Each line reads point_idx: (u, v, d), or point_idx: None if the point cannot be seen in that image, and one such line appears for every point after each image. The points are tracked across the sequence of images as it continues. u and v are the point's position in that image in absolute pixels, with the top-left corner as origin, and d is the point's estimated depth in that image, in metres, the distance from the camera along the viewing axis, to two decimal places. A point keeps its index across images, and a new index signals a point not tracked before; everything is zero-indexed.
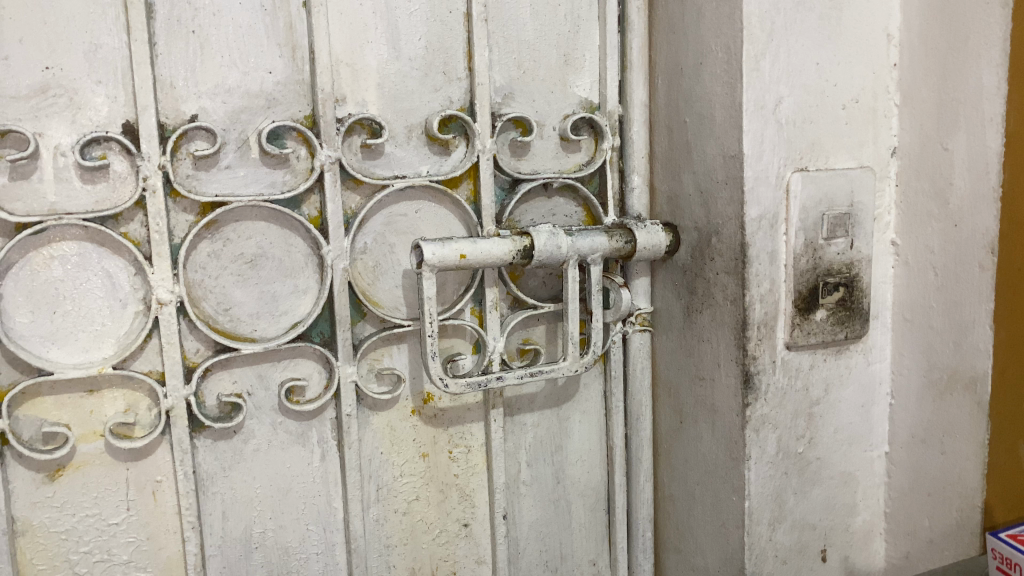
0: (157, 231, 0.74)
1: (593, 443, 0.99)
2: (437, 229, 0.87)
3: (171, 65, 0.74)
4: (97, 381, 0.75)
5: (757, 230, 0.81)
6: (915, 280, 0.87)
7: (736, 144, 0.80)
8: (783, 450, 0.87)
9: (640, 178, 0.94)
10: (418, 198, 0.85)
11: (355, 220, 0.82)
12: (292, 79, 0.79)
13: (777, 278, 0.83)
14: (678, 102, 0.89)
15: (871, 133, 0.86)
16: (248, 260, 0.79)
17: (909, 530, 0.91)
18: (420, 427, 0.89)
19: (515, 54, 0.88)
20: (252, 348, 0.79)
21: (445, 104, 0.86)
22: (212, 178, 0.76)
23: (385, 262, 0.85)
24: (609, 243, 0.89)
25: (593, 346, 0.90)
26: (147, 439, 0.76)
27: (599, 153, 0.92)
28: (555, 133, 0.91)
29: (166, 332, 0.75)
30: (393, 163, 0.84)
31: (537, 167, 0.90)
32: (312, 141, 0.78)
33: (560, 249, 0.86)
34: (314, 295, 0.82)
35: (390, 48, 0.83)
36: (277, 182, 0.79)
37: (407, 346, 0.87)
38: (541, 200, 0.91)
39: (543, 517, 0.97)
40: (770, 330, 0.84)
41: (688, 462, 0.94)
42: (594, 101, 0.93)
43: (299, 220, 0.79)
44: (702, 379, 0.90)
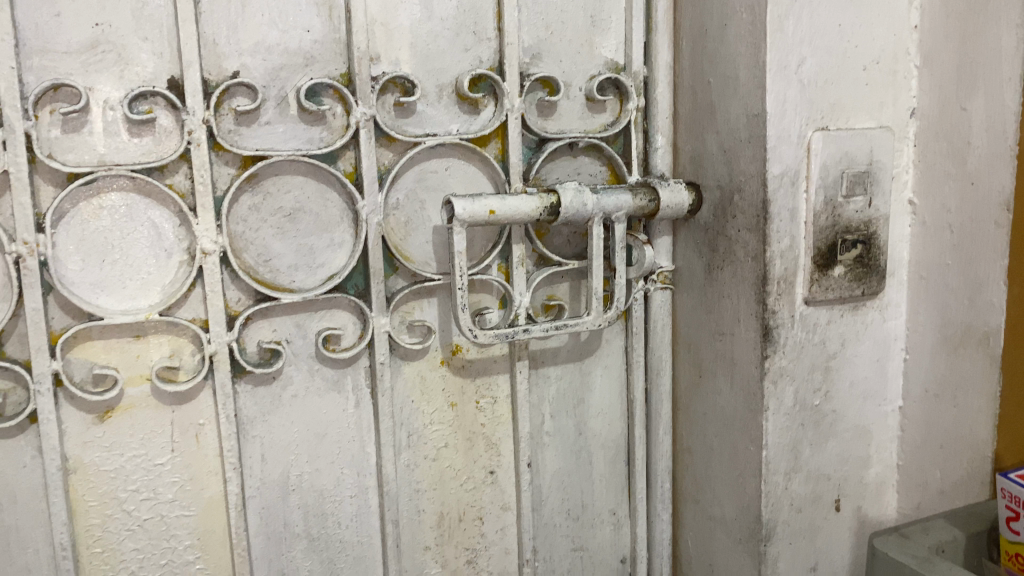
0: (202, 183, 0.77)
1: (614, 396, 1.02)
2: (466, 186, 0.90)
3: (214, 24, 0.77)
4: (144, 328, 0.79)
5: (779, 187, 0.84)
6: (931, 238, 0.89)
7: (759, 103, 0.82)
8: (800, 402, 0.90)
9: (664, 138, 0.96)
10: (448, 156, 0.88)
11: (389, 175, 0.84)
12: (329, 38, 0.82)
13: (797, 235, 0.86)
14: (702, 64, 0.91)
15: (891, 94, 0.88)
16: (287, 214, 0.82)
17: (921, 481, 0.94)
18: (449, 378, 0.92)
19: (543, 16, 0.90)
20: (291, 298, 0.82)
21: (475, 63, 0.88)
22: (252, 133, 0.79)
23: (417, 217, 0.88)
24: (633, 201, 0.92)
25: (616, 302, 0.93)
26: (192, 382, 0.79)
27: (623, 113, 0.94)
28: (581, 93, 0.93)
29: (209, 281, 0.79)
30: (424, 121, 0.86)
31: (563, 127, 0.93)
32: (348, 99, 0.81)
33: (585, 206, 0.88)
34: (349, 249, 0.85)
35: (422, 9, 0.85)
36: (314, 138, 0.82)
37: (438, 300, 0.90)
38: (567, 159, 0.94)
39: (566, 467, 1.00)
40: (789, 285, 0.87)
41: (707, 414, 0.97)
42: (620, 62, 0.95)
43: (335, 175, 0.82)
44: (722, 334, 0.93)
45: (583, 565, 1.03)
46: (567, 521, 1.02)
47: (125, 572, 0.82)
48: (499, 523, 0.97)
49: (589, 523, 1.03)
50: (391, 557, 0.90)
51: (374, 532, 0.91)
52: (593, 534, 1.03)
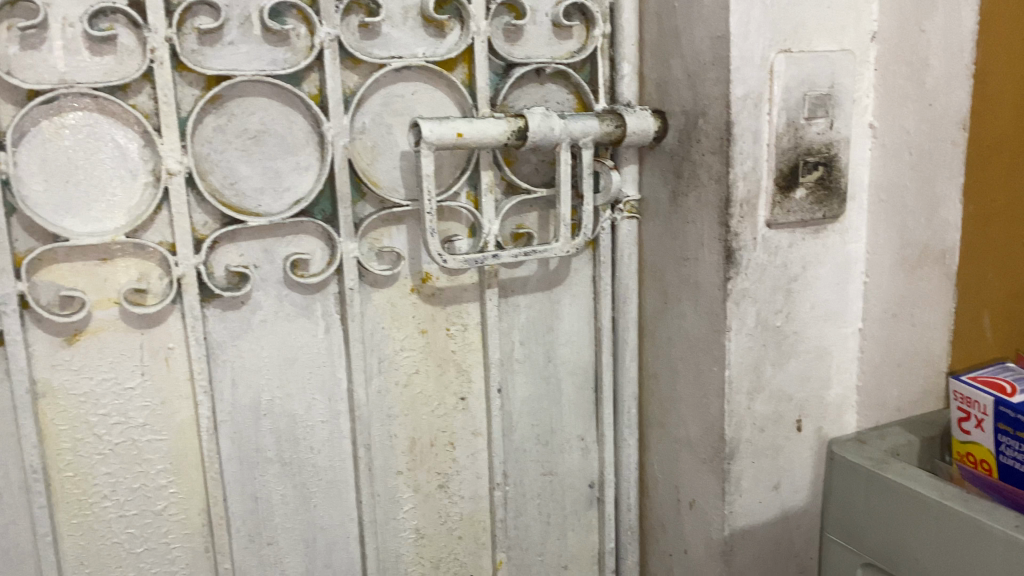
0: (165, 102, 0.76)
1: (582, 324, 1.04)
2: (433, 111, 0.90)
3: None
4: (111, 250, 0.78)
5: (742, 108, 0.85)
6: (890, 160, 0.91)
7: (723, 25, 0.83)
8: (763, 323, 0.92)
9: (629, 65, 0.97)
10: (415, 80, 0.88)
11: (355, 98, 0.84)
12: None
13: (760, 156, 0.87)
14: None
15: (853, 17, 0.89)
16: (252, 136, 0.82)
17: (878, 401, 0.97)
18: (419, 304, 0.93)
19: None
20: (259, 221, 0.82)
21: None
22: (216, 53, 0.79)
23: (383, 142, 0.88)
24: (600, 127, 0.92)
25: (583, 230, 0.94)
26: (160, 305, 0.79)
27: (590, 39, 0.95)
28: (548, 19, 0.93)
29: (175, 203, 0.78)
30: (390, 44, 0.86)
31: (529, 53, 0.93)
32: (312, 18, 0.80)
33: (552, 131, 0.89)
34: (316, 173, 0.85)
35: None
36: (278, 60, 0.81)
37: (406, 227, 0.91)
38: (534, 86, 0.94)
39: (535, 394, 1.02)
40: (752, 208, 0.88)
41: (672, 339, 0.99)
42: None
43: (300, 97, 0.82)
44: (686, 259, 0.95)
45: (553, 490, 1.06)
46: (537, 446, 1.03)
47: (98, 496, 0.82)
48: (469, 448, 0.99)
49: (559, 448, 1.05)
50: (363, 480, 0.91)
51: (346, 457, 0.92)
52: (562, 460, 1.05)
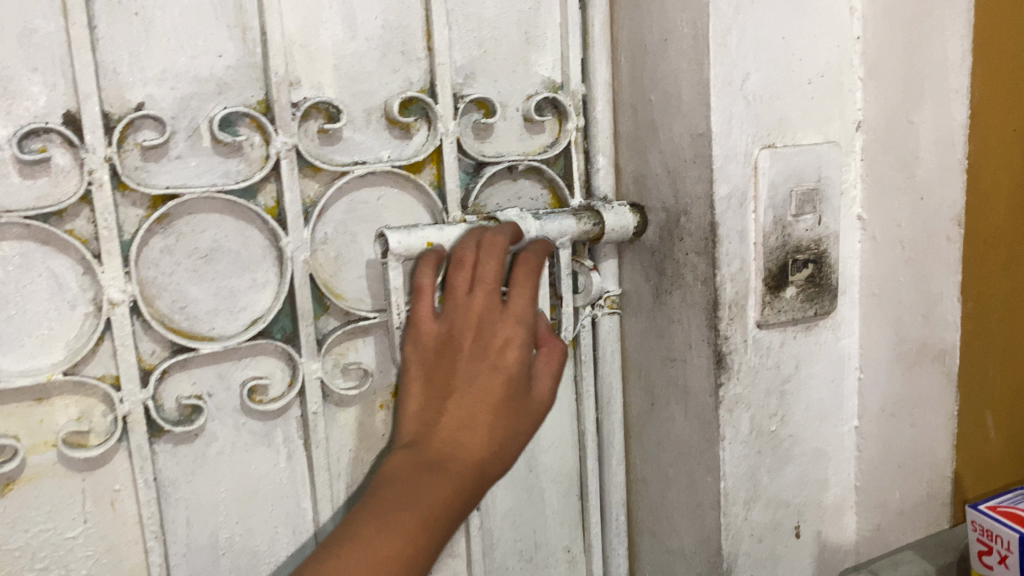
0: (106, 227, 0.69)
1: (565, 429, 0.98)
2: (400, 216, 0.84)
3: (114, 51, 0.70)
4: (48, 389, 0.71)
5: (726, 208, 0.80)
6: (882, 253, 0.87)
7: (704, 121, 0.79)
8: (756, 429, 0.87)
9: (605, 158, 0.92)
10: (380, 184, 0.83)
11: (316, 207, 0.78)
12: (246, 62, 0.75)
13: (747, 256, 0.83)
14: (642, 80, 0.87)
15: (836, 107, 0.85)
16: (204, 255, 0.75)
17: (880, 502, 0.92)
18: (389, 421, 0.86)
19: (474, 33, 0.86)
20: (211, 347, 0.75)
21: (404, 85, 0.83)
22: (162, 169, 0.72)
23: (347, 252, 0.82)
24: (578, 226, 0.87)
25: (563, 333, 0.89)
26: (104, 446, 0.72)
27: (563, 133, 0.91)
28: (519, 113, 0.89)
29: (119, 334, 0.71)
30: (353, 148, 0.81)
31: (501, 150, 0.88)
32: (266, 127, 0.75)
33: (527, 232, 0.83)
34: (274, 289, 0.79)
35: (346, 29, 0.79)
36: (231, 172, 0.75)
37: (373, 339, 0.84)
38: (505, 183, 0.90)
39: (518, 505, 0.96)
40: (741, 309, 0.83)
41: (661, 444, 0.93)
42: (558, 81, 0.91)
43: (255, 211, 0.76)
44: (673, 360, 0.89)
45: None
46: (520, 563, 0.97)
47: None
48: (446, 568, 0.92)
49: (544, 562, 0.99)
50: None
51: None
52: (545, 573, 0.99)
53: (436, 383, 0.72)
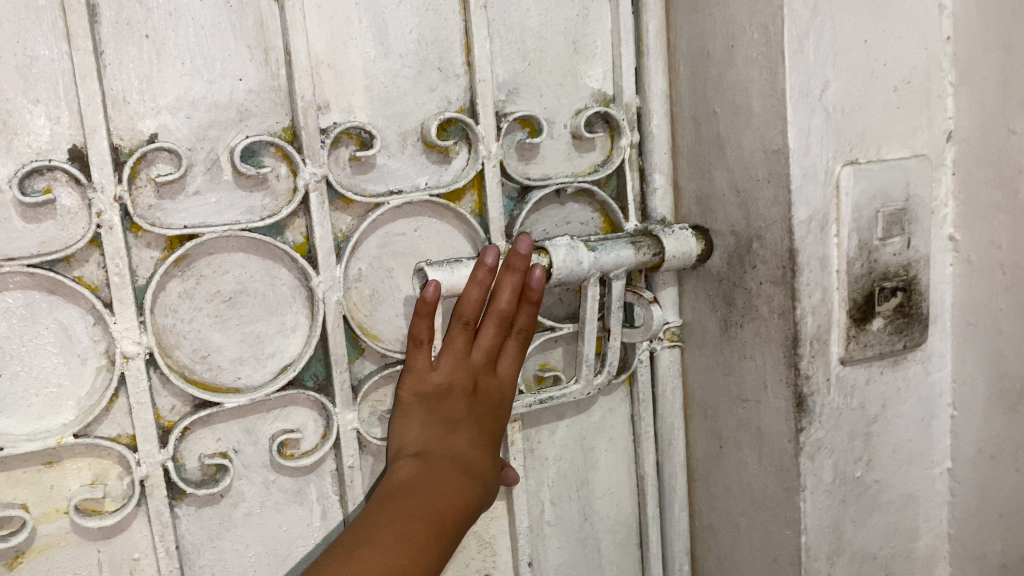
0: (117, 273, 0.63)
1: (621, 474, 0.91)
2: (440, 249, 0.76)
3: (123, 78, 0.63)
4: (58, 452, 0.64)
5: (807, 233, 0.72)
6: (978, 278, 0.78)
7: (779, 137, 0.70)
8: (840, 476, 0.78)
9: (662, 177, 0.84)
10: (418, 214, 0.75)
11: (347, 245, 0.70)
12: (268, 85, 0.68)
13: (829, 285, 0.74)
14: (704, 91, 0.79)
15: (924, 116, 0.76)
16: (226, 299, 0.68)
17: (977, 554, 0.82)
18: None
19: (518, 45, 0.78)
20: (237, 400, 0.68)
21: (443, 104, 0.75)
22: (179, 207, 0.66)
23: (383, 289, 0.75)
24: (636, 256, 0.78)
25: (606, 367, 0.81)
26: (121, 513, 0.65)
27: (615, 151, 0.83)
28: (567, 131, 0.81)
29: (134, 391, 0.64)
30: (387, 176, 0.73)
31: (548, 171, 0.81)
32: (293, 157, 0.67)
33: (582, 264, 0.75)
34: (305, 332, 0.72)
35: (377, 45, 0.72)
36: (256, 207, 0.68)
37: None
38: (552, 208, 0.82)
39: (570, 559, 0.90)
40: (823, 344, 0.74)
41: (731, 491, 0.84)
42: (609, 93, 0.83)
43: (282, 250, 0.68)
44: (745, 401, 0.80)
45: None
46: None
47: None
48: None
49: None
50: None
51: None
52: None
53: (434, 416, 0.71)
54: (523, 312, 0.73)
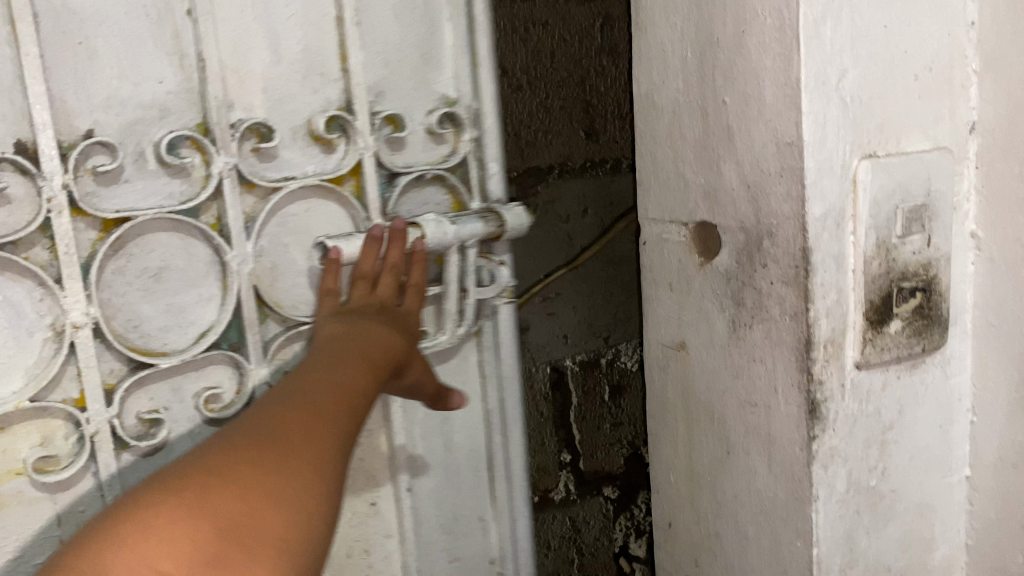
0: (68, 254, 0.66)
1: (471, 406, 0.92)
2: (328, 226, 0.79)
3: (59, 80, 0.65)
4: (7, 417, 0.66)
5: (821, 231, 0.68)
6: (1001, 278, 0.74)
7: (793, 129, 0.66)
8: (854, 485, 0.74)
9: (496, 165, 0.86)
10: (306, 198, 0.77)
11: (253, 225, 0.74)
12: (187, 88, 0.71)
13: (845, 286, 0.70)
14: (713, 80, 0.75)
15: (947, 106, 0.72)
16: (155, 272, 0.71)
17: (997, 566, 0.79)
18: None
19: (380, 54, 0.80)
20: (171, 363, 0.72)
21: (324, 106, 0.78)
22: (112, 193, 0.68)
23: (283, 263, 0.77)
24: (484, 228, 0.83)
25: (465, 321, 0.86)
26: (72, 469, 0.68)
27: (461, 144, 0.85)
28: (422, 126, 0.83)
29: (84, 358, 0.68)
30: (283, 165, 0.76)
31: (410, 160, 0.82)
32: (207, 149, 0.71)
33: (447, 236, 0.81)
34: (220, 299, 0.75)
35: (273, 53, 0.74)
36: (175, 193, 0.71)
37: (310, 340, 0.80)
38: (420, 193, 0.84)
39: (439, 487, 0.91)
40: (837, 348, 0.71)
41: (739, 498, 0.81)
42: (452, 96, 0.84)
43: (201, 229, 0.72)
44: (755, 406, 0.77)
45: None
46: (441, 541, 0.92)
47: None
48: (382, 554, 0.88)
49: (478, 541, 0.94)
50: None
51: None
52: (464, 545, 0.93)
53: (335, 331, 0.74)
54: (417, 270, 0.80)
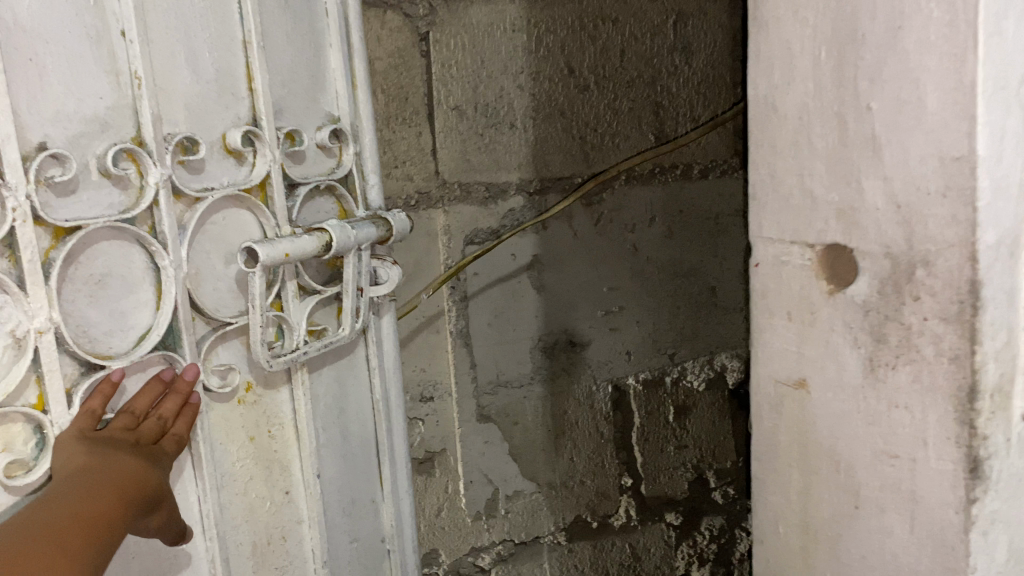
0: (33, 265, 0.69)
1: (361, 398, 1.07)
2: (238, 234, 0.89)
3: (18, 91, 0.69)
4: (11, 418, 0.71)
5: (994, 259, 0.60)
6: None
7: (965, 142, 0.57)
8: (1012, 551, 0.67)
9: (375, 175, 1.05)
10: (221, 206, 0.86)
11: (186, 230, 0.82)
12: (121, 104, 0.77)
13: (1015, 323, 0.62)
14: (849, 84, 0.65)
15: None
16: (98, 280, 0.76)
17: None
18: (247, 414, 0.92)
19: (284, 85, 0.93)
20: (122, 362, 0.77)
21: (235, 121, 0.87)
22: (63, 204, 0.72)
23: (205, 270, 0.86)
24: (376, 232, 1.00)
25: (357, 318, 1.00)
26: (43, 471, 0.72)
27: (344, 157, 1.01)
28: (312, 141, 0.97)
29: (47, 363, 0.71)
30: (201, 174, 0.84)
31: (305, 173, 0.96)
32: (145, 161, 0.77)
33: (350, 239, 0.94)
34: (154, 304, 0.81)
35: (191, 73, 0.82)
36: (115, 203, 0.76)
37: (227, 340, 0.89)
38: (314, 201, 0.97)
39: (338, 472, 1.03)
40: (1006, 396, 0.63)
41: (869, 560, 0.72)
42: (337, 114, 1.01)
43: (142, 235, 0.78)
44: (895, 458, 0.67)
45: None
46: (343, 520, 1.04)
47: None
48: (296, 538, 0.99)
49: (360, 511, 1.07)
50: None
51: None
52: (364, 524, 1.08)
53: (129, 427, 0.77)
54: (172, 397, 0.80)
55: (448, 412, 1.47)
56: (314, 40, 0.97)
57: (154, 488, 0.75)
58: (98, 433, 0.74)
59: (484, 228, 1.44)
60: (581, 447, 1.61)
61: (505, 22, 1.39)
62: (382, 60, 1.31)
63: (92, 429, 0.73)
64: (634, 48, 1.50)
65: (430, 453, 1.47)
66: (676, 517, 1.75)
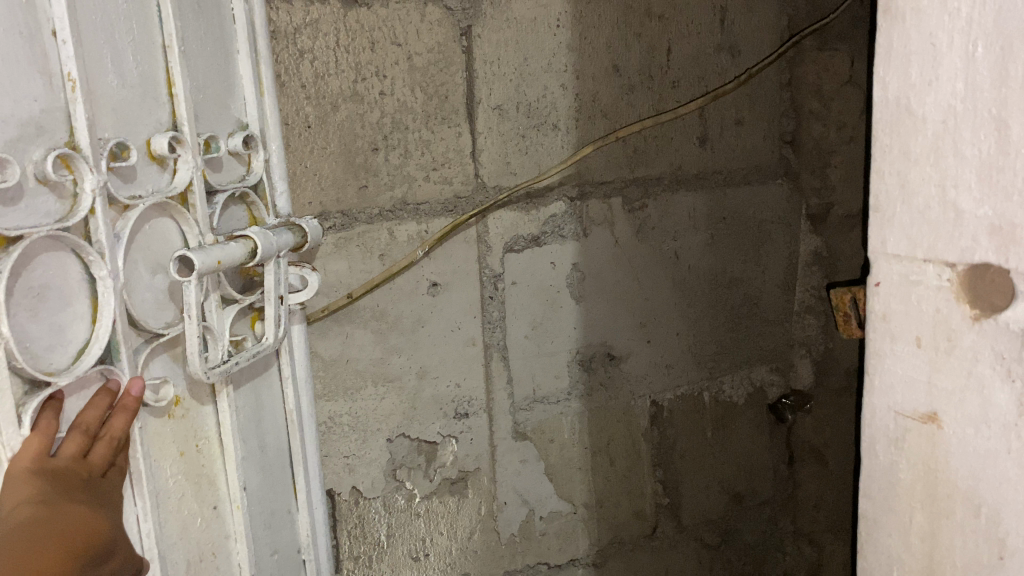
0: None
1: (278, 413, 1.11)
2: (158, 242, 0.88)
3: None
4: None
5: None
6: None
7: None
8: None
9: (283, 181, 1.08)
10: (148, 215, 0.85)
11: (121, 238, 0.81)
12: (54, 106, 0.74)
13: None
14: (1006, 84, 0.58)
15: None
16: (39, 294, 0.74)
17: None
18: (177, 429, 0.93)
19: (201, 90, 0.94)
20: (67, 378, 0.76)
21: (156, 126, 0.87)
22: (5, 213, 0.70)
23: (134, 280, 0.84)
24: (295, 237, 1.03)
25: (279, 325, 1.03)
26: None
27: (254, 165, 1.03)
28: (225, 145, 0.98)
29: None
30: (128, 177, 0.83)
31: (221, 180, 0.98)
32: (79, 167, 0.75)
33: (272, 244, 0.96)
34: (90, 318, 0.79)
35: (116, 74, 0.82)
36: (51, 211, 0.74)
37: (154, 355, 0.89)
38: (228, 209, 1.00)
39: (257, 484, 1.06)
40: None
41: None
42: (245, 120, 1.03)
43: (84, 246, 0.76)
44: None
45: None
46: (264, 531, 1.08)
47: None
48: (225, 553, 1.01)
49: (282, 519, 1.12)
50: None
51: None
52: (282, 535, 1.12)
53: (81, 453, 0.77)
54: (119, 416, 0.80)
55: (482, 430, 1.38)
56: (225, 45, 0.99)
57: (105, 536, 0.75)
58: (50, 463, 0.74)
59: (524, 235, 1.36)
60: (617, 465, 1.54)
61: (550, 16, 1.30)
62: (422, 56, 1.22)
63: (44, 457, 0.73)
64: (682, 45, 1.42)
65: (463, 473, 1.39)
66: (712, 539, 1.68)
